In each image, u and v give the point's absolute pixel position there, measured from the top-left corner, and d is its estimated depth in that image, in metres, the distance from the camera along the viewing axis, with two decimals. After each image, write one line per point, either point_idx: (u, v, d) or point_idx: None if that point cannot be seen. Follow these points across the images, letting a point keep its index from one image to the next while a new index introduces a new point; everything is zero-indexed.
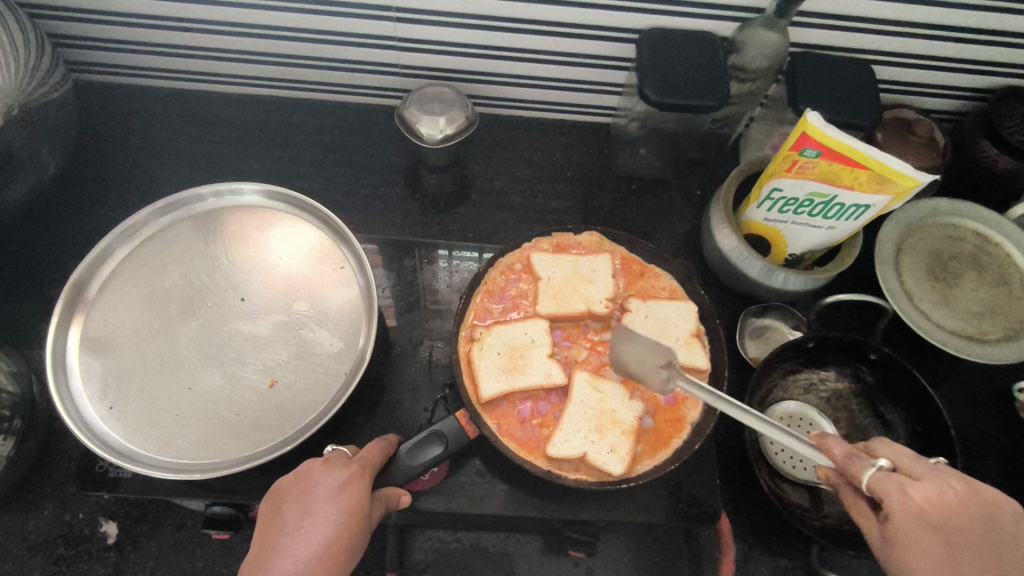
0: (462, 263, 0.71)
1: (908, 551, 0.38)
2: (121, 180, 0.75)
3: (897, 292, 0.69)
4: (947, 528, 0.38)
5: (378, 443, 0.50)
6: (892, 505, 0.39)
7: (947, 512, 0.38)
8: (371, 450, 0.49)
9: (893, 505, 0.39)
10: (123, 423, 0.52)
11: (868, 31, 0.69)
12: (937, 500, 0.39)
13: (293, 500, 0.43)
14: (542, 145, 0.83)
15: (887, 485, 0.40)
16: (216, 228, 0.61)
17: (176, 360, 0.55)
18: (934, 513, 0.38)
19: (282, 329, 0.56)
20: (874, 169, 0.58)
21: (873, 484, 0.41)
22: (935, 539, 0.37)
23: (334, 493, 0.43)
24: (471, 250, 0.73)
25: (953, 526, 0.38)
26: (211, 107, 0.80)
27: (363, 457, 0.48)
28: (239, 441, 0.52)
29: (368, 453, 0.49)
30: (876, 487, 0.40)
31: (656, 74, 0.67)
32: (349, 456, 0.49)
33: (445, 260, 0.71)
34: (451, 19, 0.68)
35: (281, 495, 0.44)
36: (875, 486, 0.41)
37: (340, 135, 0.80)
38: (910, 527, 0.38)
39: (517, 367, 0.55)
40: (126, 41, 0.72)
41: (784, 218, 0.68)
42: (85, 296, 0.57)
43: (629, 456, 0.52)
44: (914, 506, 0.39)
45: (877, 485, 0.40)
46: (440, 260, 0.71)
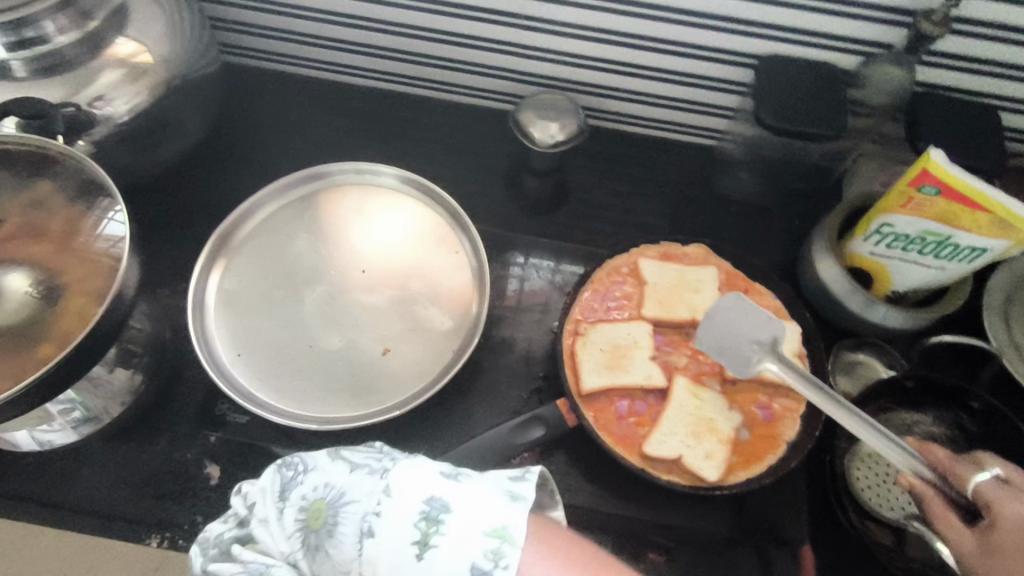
0: (538, 267, 0.71)
1: (999, 556, 0.43)
2: (251, 156, 0.81)
3: (1005, 342, 0.68)
4: None
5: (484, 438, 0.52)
6: (1002, 513, 0.44)
7: None
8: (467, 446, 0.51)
9: (1004, 512, 0.44)
10: (250, 371, 0.56)
11: (999, 76, 0.69)
12: None
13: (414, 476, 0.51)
14: (644, 161, 0.85)
15: (1000, 495, 0.45)
16: (345, 204, 0.65)
17: (301, 320, 0.59)
18: None
19: (399, 303, 0.60)
20: (997, 213, 0.59)
21: (982, 489, 0.46)
22: None
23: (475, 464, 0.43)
24: (563, 256, 0.72)
25: None
26: (335, 95, 0.85)
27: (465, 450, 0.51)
28: (352, 400, 0.55)
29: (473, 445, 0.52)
30: (986, 493, 0.45)
31: (775, 99, 0.68)
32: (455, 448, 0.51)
33: (520, 267, 0.71)
34: (578, 31, 0.72)
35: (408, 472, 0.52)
36: (985, 492, 0.46)
37: (452, 134, 0.84)
38: (1015, 535, 0.43)
39: (619, 365, 0.56)
40: (273, 28, 0.79)
41: (892, 254, 0.68)
42: (225, 250, 0.62)
43: (724, 465, 0.52)
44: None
45: (986, 491, 0.46)
46: (515, 266, 0.71)
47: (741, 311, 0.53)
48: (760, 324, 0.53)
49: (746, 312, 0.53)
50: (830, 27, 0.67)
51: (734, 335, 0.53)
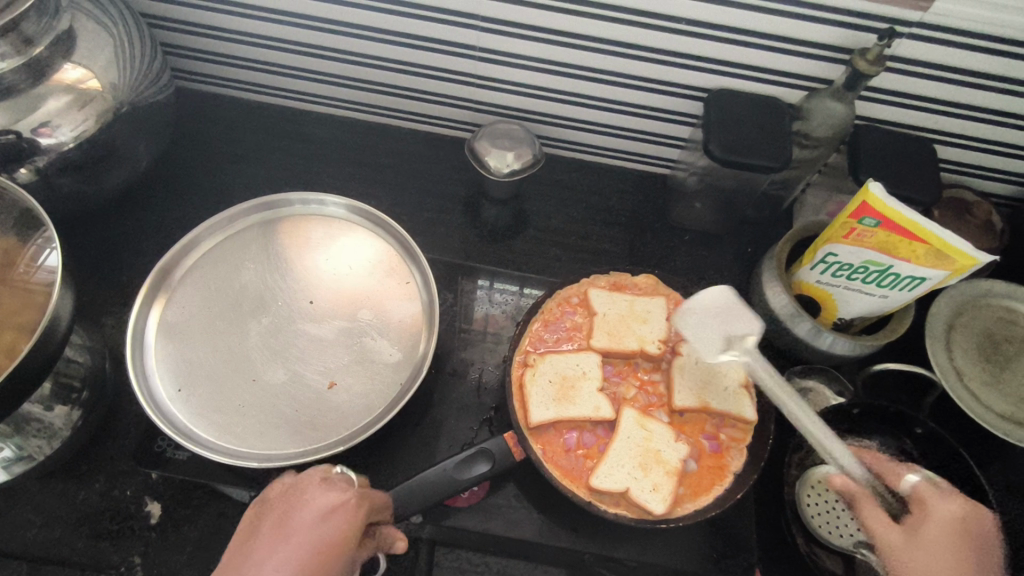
0: (503, 293, 0.72)
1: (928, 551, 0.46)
2: (203, 182, 0.79)
3: (947, 370, 0.70)
4: (971, 541, 0.47)
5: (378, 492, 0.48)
6: (937, 511, 0.48)
7: (973, 529, 0.48)
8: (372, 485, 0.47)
9: (937, 511, 0.48)
10: (190, 406, 0.55)
11: (933, 111, 0.72)
12: (970, 520, 0.48)
13: (271, 518, 0.43)
14: (601, 189, 0.86)
15: (933, 496, 0.49)
16: (294, 233, 0.65)
17: (244, 353, 0.57)
18: (966, 527, 0.48)
19: (345, 334, 0.59)
20: (933, 243, 0.61)
21: (924, 490, 0.49)
22: (956, 544, 0.47)
23: (320, 517, 0.42)
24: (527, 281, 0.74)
25: (975, 540, 0.47)
26: (294, 122, 0.85)
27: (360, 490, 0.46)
28: (294, 436, 0.54)
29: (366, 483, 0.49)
30: (925, 493, 0.49)
31: (723, 132, 0.70)
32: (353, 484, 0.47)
33: (485, 290, 0.72)
34: (533, 63, 0.73)
35: (267, 506, 0.44)
36: (922, 492, 0.49)
37: (410, 161, 0.84)
38: (943, 532, 0.47)
39: (567, 397, 0.56)
40: (229, 55, 0.78)
41: (837, 282, 0.70)
42: (168, 282, 0.60)
43: (671, 498, 0.52)
44: (953, 517, 0.48)
45: (926, 492, 0.49)
46: (480, 289, 0.72)
47: (724, 307, 0.55)
48: (741, 318, 0.55)
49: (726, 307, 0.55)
50: (774, 62, 0.70)
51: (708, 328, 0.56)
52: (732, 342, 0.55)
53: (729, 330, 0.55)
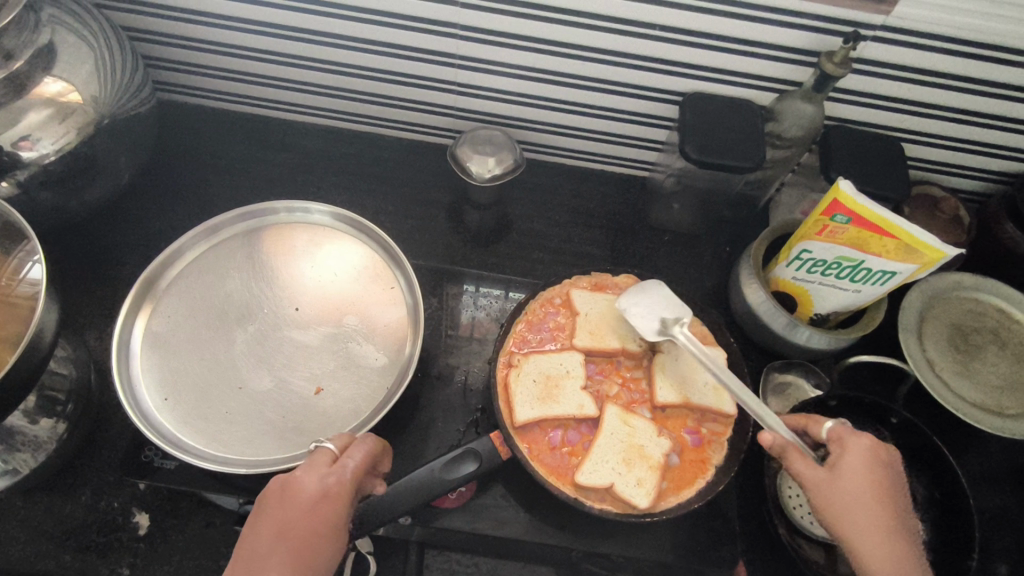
0: (489, 297, 0.73)
1: (847, 488, 0.48)
2: (186, 193, 0.79)
3: (919, 361, 0.72)
4: (883, 475, 0.50)
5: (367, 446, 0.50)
6: (848, 448, 0.50)
7: (884, 463, 0.50)
8: (356, 455, 0.48)
9: (850, 448, 0.50)
10: (178, 415, 0.55)
11: (899, 111, 0.75)
12: (878, 453, 0.50)
13: (270, 502, 0.46)
14: (581, 193, 0.88)
15: (846, 434, 0.51)
16: (278, 241, 0.65)
17: (230, 361, 0.58)
18: (879, 460, 0.50)
19: (331, 340, 0.59)
20: (902, 238, 0.63)
21: (836, 431, 0.51)
22: (871, 479, 0.49)
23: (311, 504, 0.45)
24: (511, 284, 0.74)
25: (885, 474, 0.50)
26: (276, 132, 0.86)
27: (343, 465, 0.47)
28: (282, 442, 0.54)
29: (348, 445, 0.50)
30: (837, 433, 0.51)
31: (698, 134, 0.72)
32: (336, 454, 0.49)
33: (471, 295, 0.73)
34: (512, 70, 0.74)
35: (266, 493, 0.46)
36: (837, 432, 0.51)
37: (394, 168, 0.85)
38: (855, 467, 0.49)
39: (551, 396, 0.57)
40: (210, 67, 0.79)
41: (812, 278, 0.72)
42: (153, 292, 0.61)
43: (655, 492, 0.53)
44: (863, 450, 0.50)
45: (840, 432, 0.51)
46: (466, 294, 0.72)
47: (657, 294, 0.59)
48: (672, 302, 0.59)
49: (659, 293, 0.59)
50: (745, 66, 0.72)
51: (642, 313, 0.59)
52: (667, 325, 0.58)
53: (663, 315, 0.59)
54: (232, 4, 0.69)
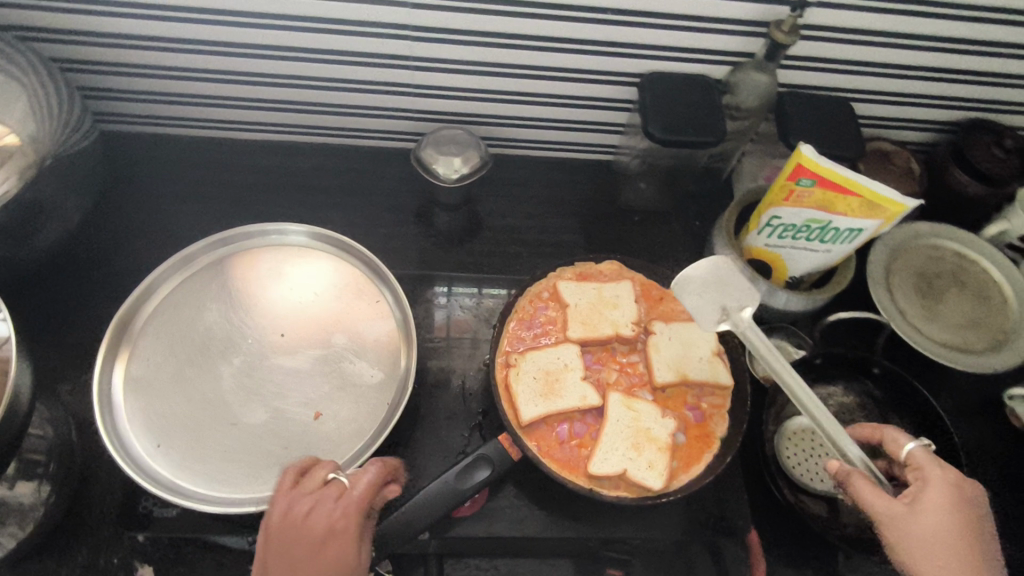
0: (463, 298, 0.72)
1: (928, 524, 0.45)
2: (143, 226, 0.76)
3: (891, 311, 0.76)
4: (970, 512, 0.46)
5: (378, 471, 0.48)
6: (931, 475, 0.47)
7: (972, 499, 0.46)
8: (360, 485, 0.45)
9: (933, 477, 0.47)
10: (173, 460, 0.53)
11: (847, 72, 0.77)
12: (967, 487, 0.47)
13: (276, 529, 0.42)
14: (549, 183, 0.88)
15: (929, 460, 0.48)
16: (253, 267, 0.63)
17: (220, 397, 0.56)
18: (967, 494, 0.46)
19: (323, 362, 0.58)
20: (865, 195, 0.65)
21: (918, 457, 0.49)
22: (960, 516, 0.45)
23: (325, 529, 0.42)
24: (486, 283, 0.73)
25: (973, 511, 0.46)
26: (229, 153, 0.82)
27: (349, 496, 0.44)
28: (287, 474, 0.53)
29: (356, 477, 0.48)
30: (918, 458, 0.49)
31: (661, 114, 0.73)
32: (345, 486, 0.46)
33: (445, 298, 0.72)
34: (468, 67, 0.73)
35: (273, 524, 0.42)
36: (918, 457, 0.49)
37: (358, 178, 0.83)
38: (939, 501, 0.46)
39: (553, 391, 0.57)
40: (151, 92, 0.75)
41: (784, 244, 0.74)
42: (127, 335, 0.58)
43: (666, 472, 0.54)
44: (949, 479, 0.47)
45: (921, 458, 0.48)
46: (439, 298, 0.71)
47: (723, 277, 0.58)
48: (737, 290, 0.57)
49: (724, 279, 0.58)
50: (699, 42, 0.72)
51: (701, 300, 0.57)
52: (730, 313, 0.57)
53: (724, 301, 0.57)
54: (169, 24, 0.66)
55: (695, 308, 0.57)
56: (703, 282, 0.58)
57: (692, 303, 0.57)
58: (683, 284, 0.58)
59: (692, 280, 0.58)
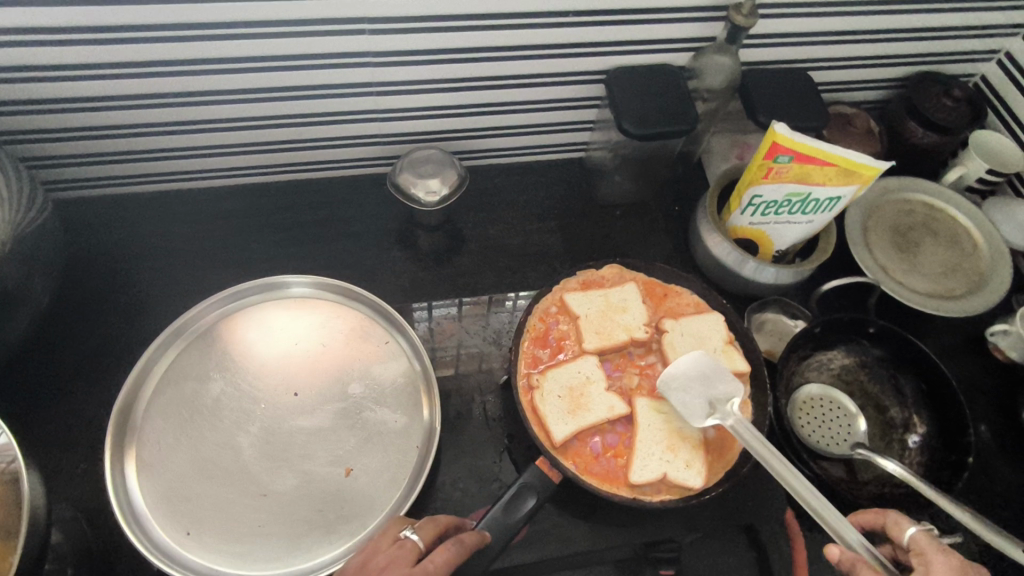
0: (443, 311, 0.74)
1: None
2: (114, 296, 0.71)
3: (876, 271, 0.79)
4: None
5: (464, 540, 0.47)
6: (933, 559, 0.48)
7: None
8: (437, 558, 0.45)
9: (935, 561, 0.48)
10: (209, 545, 0.50)
11: (802, 44, 0.79)
12: (971, 570, 0.47)
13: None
14: (525, 188, 0.87)
15: (930, 544, 0.50)
16: (250, 326, 0.60)
17: (245, 469, 0.53)
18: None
19: (343, 415, 0.56)
20: (841, 164, 0.67)
21: (919, 541, 0.50)
22: None
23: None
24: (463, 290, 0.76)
25: None
26: (190, 203, 0.78)
27: (423, 566, 0.44)
28: (330, 538, 0.51)
29: (433, 537, 0.48)
30: (920, 542, 0.50)
31: (633, 110, 0.73)
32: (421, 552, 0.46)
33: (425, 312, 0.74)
34: (432, 85, 0.72)
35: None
36: (920, 541, 0.50)
37: (332, 211, 0.81)
38: None
39: (580, 407, 0.57)
40: (99, 153, 0.70)
41: (767, 220, 0.75)
42: (131, 422, 0.55)
43: (704, 469, 0.55)
44: (952, 562, 0.48)
45: (922, 542, 0.50)
46: (421, 313, 0.74)
47: (703, 368, 0.57)
48: (721, 381, 0.57)
49: (706, 370, 0.57)
50: (660, 33, 0.72)
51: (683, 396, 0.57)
52: (716, 404, 0.56)
53: (710, 393, 0.57)
54: (112, 81, 0.62)
55: (682, 407, 0.56)
56: (689, 376, 0.57)
57: (679, 401, 0.56)
58: (666, 383, 0.57)
59: (677, 376, 0.57)
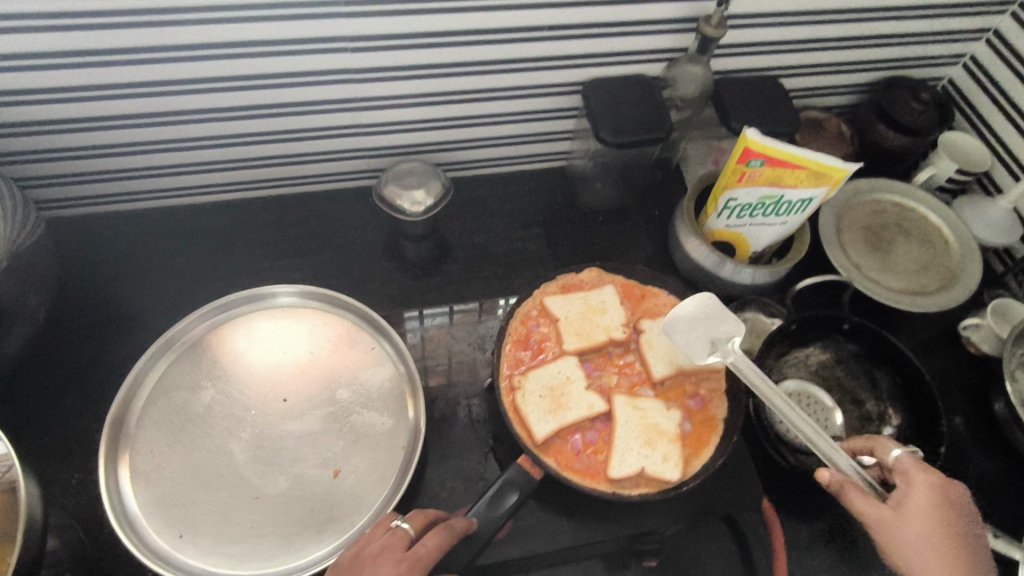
0: (433, 320, 0.76)
1: (914, 528, 0.51)
2: (107, 311, 0.73)
3: (850, 269, 0.81)
4: (949, 511, 0.52)
5: (452, 526, 0.50)
6: (915, 481, 0.53)
7: (949, 497, 0.53)
8: (429, 544, 0.48)
9: (917, 482, 0.53)
10: (202, 547, 0.52)
11: (771, 53, 0.82)
12: (947, 487, 0.53)
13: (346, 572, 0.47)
14: (508, 197, 0.89)
15: (914, 466, 0.54)
16: (239, 335, 0.62)
17: (236, 472, 0.55)
18: (944, 494, 0.53)
19: (331, 419, 0.58)
20: (810, 167, 0.69)
21: (905, 465, 0.54)
22: (938, 516, 0.52)
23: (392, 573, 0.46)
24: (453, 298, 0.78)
25: (949, 509, 0.52)
26: (181, 219, 0.80)
27: (417, 553, 0.47)
28: (319, 538, 0.53)
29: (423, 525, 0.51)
30: (905, 466, 0.54)
31: (609, 119, 0.75)
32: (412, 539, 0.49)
33: (418, 320, 0.76)
34: (414, 99, 0.74)
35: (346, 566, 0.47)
36: (905, 466, 0.54)
37: (320, 223, 0.83)
38: (922, 505, 0.52)
39: (561, 405, 0.59)
40: (93, 171, 0.72)
41: (743, 222, 0.77)
42: (125, 431, 0.56)
43: (681, 462, 0.57)
44: (932, 483, 0.53)
45: (908, 467, 0.54)
46: (413, 321, 0.76)
47: (709, 311, 0.60)
48: (724, 322, 0.60)
49: (710, 312, 0.60)
50: (633, 45, 0.75)
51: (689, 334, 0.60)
52: (720, 344, 0.60)
53: (713, 333, 0.60)
54: (103, 101, 0.64)
55: (686, 344, 0.60)
56: (693, 318, 0.60)
57: (684, 339, 0.60)
58: (672, 323, 0.60)
59: (682, 318, 0.61)
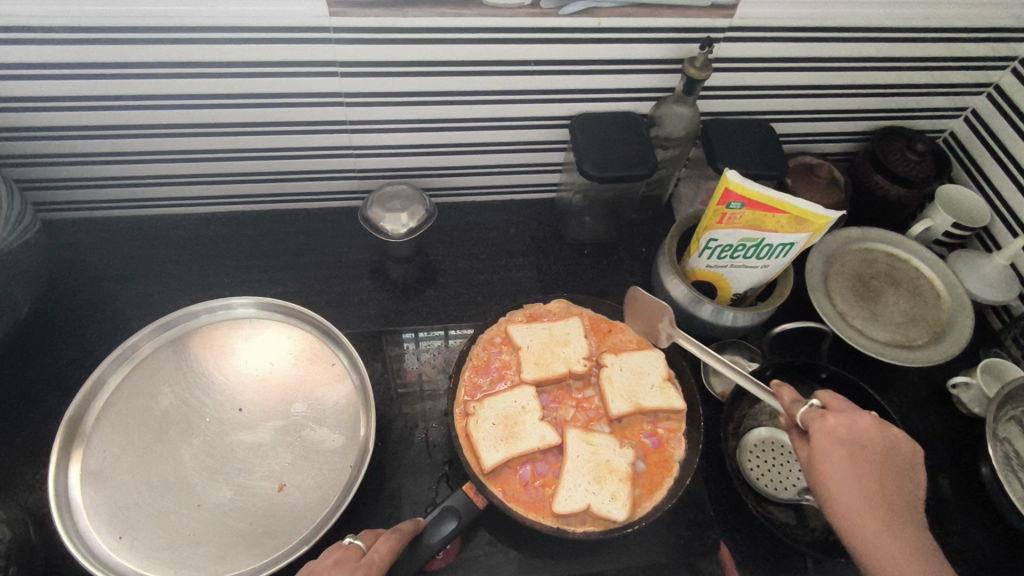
0: (431, 340, 0.76)
1: (825, 478, 0.51)
2: (92, 312, 0.75)
3: (834, 317, 0.79)
4: (854, 451, 0.51)
5: (401, 528, 0.51)
6: (814, 431, 0.53)
7: (852, 434, 0.52)
8: (381, 549, 0.48)
9: (816, 431, 0.53)
10: (138, 551, 0.53)
11: (762, 97, 0.82)
12: (848, 426, 0.52)
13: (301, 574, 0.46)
14: (496, 224, 0.90)
15: (813, 416, 0.53)
16: (204, 345, 0.64)
17: (182, 479, 0.56)
18: (844, 435, 0.52)
19: (283, 433, 0.59)
20: (792, 212, 0.68)
21: (805, 418, 0.54)
22: (845, 460, 0.51)
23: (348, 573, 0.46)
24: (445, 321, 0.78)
25: (857, 449, 0.51)
26: (175, 228, 0.83)
27: (371, 559, 0.47)
28: (255, 550, 0.53)
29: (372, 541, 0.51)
30: (804, 417, 0.54)
31: (593, 153, 0.76)
32: (364, 552, 0.49)
33: (413, 342, 0.75)
34: (403, 124, 0.76)
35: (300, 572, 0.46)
36: (804, 418, 0.54)
37: (307, 239, 0.84)
38: (824, 452, 0.52)
39: (513, 434, 0.58)
40: (94, 178, 0.76)
41: (724, 263, 0.76)
42: (81, 430, 0.58)
43: (629, 501, 0.56)
44: (830, 430, 0.52)
45: (806, 418, 0.54)
46: (408, 342, 0.75)
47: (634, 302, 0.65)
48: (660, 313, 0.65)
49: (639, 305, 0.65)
50: (622, 82, 0.76)
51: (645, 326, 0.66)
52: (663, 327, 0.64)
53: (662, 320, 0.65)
54: (104, 112, 0.67)
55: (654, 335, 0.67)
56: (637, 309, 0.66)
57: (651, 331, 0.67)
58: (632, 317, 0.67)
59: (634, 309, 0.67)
